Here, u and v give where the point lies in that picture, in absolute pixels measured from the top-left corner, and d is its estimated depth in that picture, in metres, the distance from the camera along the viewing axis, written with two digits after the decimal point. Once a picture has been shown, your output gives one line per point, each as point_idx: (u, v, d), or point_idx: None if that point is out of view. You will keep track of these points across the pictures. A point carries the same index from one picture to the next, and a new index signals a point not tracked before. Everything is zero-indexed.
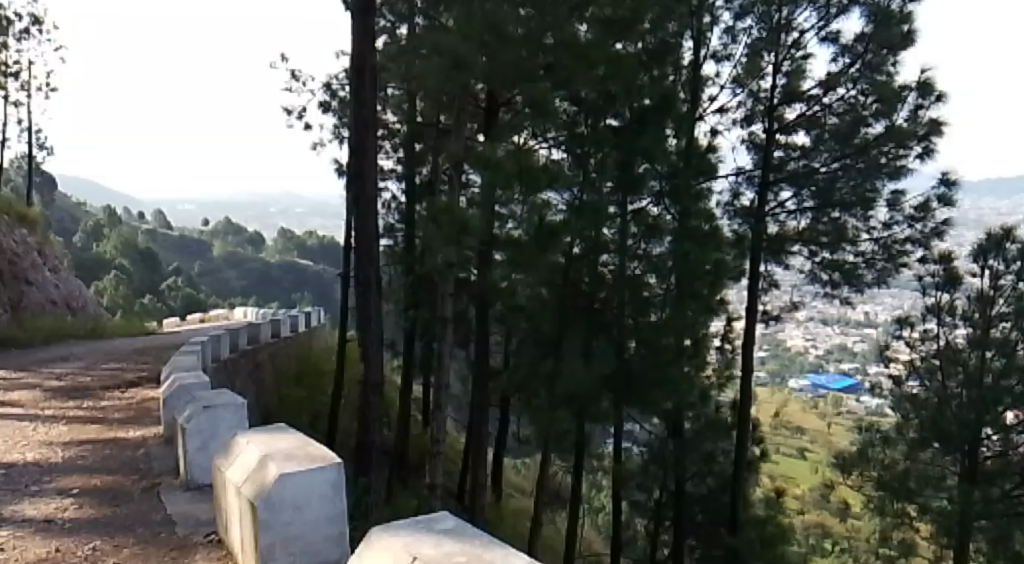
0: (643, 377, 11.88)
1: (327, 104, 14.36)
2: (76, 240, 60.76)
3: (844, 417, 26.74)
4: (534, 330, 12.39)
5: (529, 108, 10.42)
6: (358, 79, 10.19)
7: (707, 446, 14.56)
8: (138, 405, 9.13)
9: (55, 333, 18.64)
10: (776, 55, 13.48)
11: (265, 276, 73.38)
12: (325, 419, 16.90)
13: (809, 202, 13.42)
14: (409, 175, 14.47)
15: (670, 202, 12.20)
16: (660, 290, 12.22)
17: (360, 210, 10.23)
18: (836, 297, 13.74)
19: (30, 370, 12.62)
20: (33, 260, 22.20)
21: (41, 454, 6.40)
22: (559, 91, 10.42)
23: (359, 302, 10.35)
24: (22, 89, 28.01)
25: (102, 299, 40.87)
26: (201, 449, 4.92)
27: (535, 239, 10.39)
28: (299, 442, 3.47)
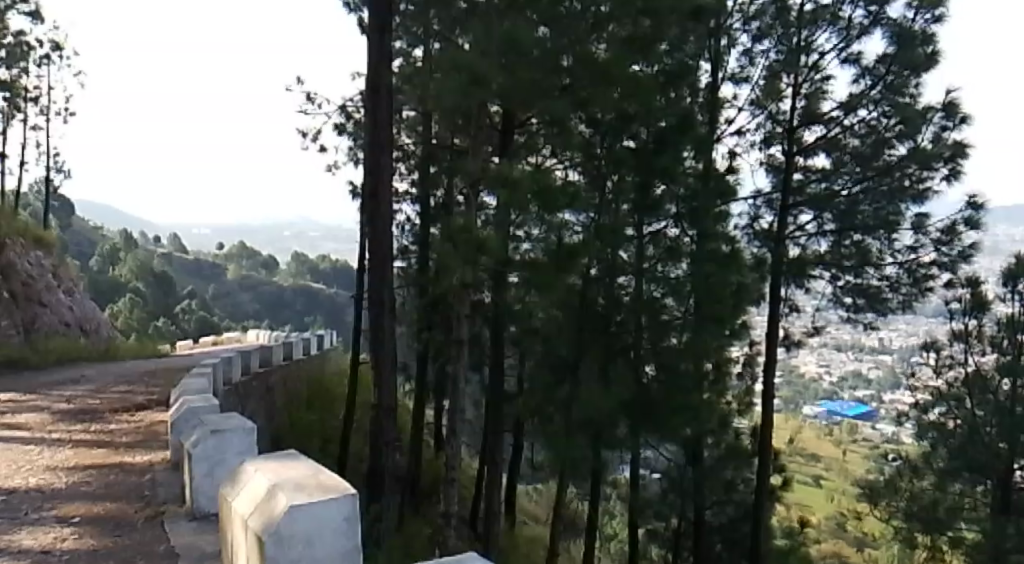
0: (663, 402, 11.70)
1: (342, 125, 14.33)
2: (92, 263, 61.37)
3: (861, 444, 26.21)
4: (549, 354, 12.19)
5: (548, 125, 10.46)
6: (374, 99, 10.11)
7: (729, 474, 14.19)
8: (146, 429, 8.93)
9: (67, 356, 18.58)
10: (795, 78, 13.31)
11: (278, 300, 73.74)
12: (336, 443, 16.69)
13: (830, 225, 13.22)
14: (423, 196, 14.35)
15: (689, 223, 12.04)
16: (679, 314, 12.05)
17: (375, 231, 10.10)
18: (860, 322, 13.51)
19: (40, 392, 12.48)
20: (47, 282, 22.25)
21: (44, 479, 6.21)
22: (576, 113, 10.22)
23: (373, 325, 10.18)
24: (41, 113, 28.45)
25: (116, 322, 41.00)
26: (208, 475, 4.71)
27: (553, 261, 9.96)
28: (311, 470, 3.26)
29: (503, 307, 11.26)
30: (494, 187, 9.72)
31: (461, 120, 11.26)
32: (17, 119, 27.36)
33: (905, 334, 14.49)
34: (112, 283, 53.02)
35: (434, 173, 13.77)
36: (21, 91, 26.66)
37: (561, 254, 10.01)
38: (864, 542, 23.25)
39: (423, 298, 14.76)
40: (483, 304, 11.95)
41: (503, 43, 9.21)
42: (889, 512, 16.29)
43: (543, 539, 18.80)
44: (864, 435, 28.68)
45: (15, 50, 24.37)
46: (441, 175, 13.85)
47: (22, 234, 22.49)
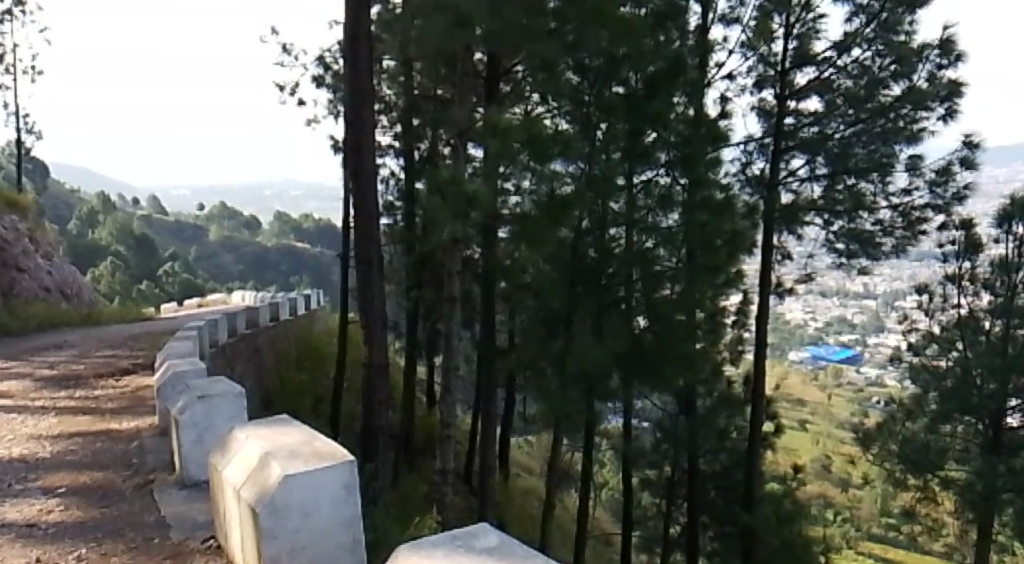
0: (659, 354, 11.65)
1: (320, 78, 13.86)
2: (71, 227, 60.44)
3: (846, 389, 26.53)
4: (542, 307, 12.02)
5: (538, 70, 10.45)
6: (353, 48, 9.68)
7: (722, 423, 14.23)
8: (132, 394, 8.71)
9: (49, 322, 18.23)
10: (787, 18, 12.98)
11: (263, 260, 73.15)
12: (327, 403, 16.57)
13: (823, 168, 13.01)
14: (407, 149, 13.98)
15: (679, 169, 11.53)
16: (671, 265, 12.00)
17: (359, 186, 9.77)
18: (854, 267, 13.40)
19: (22, 359, 12.20)
20: (24, 247, 21.75)
21: (28, 449, 5.99)
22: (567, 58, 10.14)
23: (361, 282, 9.95)
24: (9, 73, 27.61)
25: (99, 286, 40.60)
26: (197, 443, 4.50)
27: (545, 214, 9.59)
28: (304, 435, 3.08)
29: (494, 261, 11.03)
30: (481, 137, 9.42)
31: (444, 67, 10.87)
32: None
33: (901, 278, 14.67)
34: (93, 248, 52.31)
35: (417, 125, 13.36)
36: None
37: (553, 206, 9.58)
38: (851, 484, 23.63)
39: (411, 254, 14.51)
40: (475, 259, 11.97)
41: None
42: (881, 456, 16.42)
43: (538, 491, 18.92)
44: (849, 380, 28.99)
45: None
46: (424, 128, 13.45)
47: None
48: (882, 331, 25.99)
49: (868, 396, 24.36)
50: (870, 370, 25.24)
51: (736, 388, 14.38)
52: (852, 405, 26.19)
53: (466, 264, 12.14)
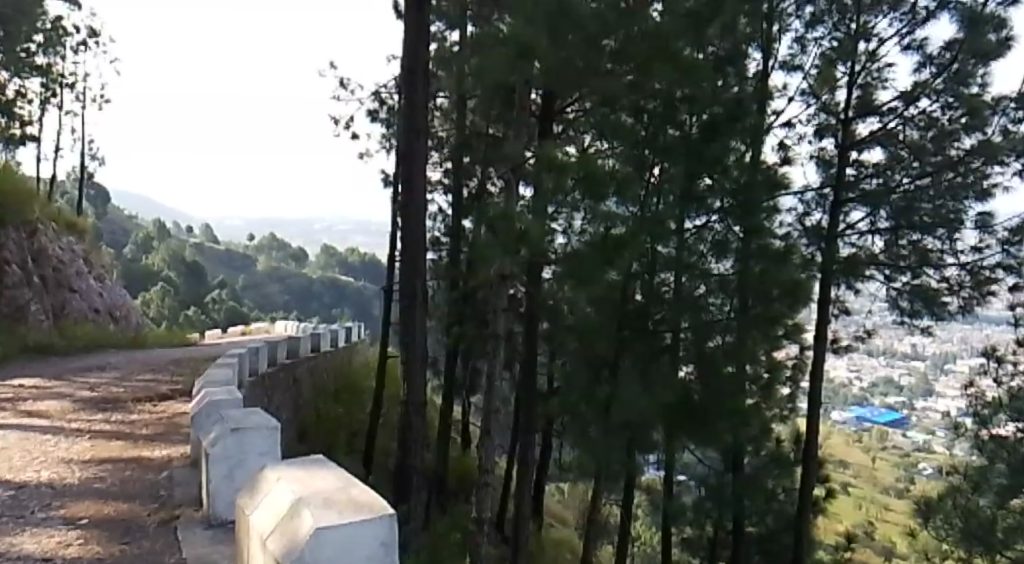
0: (710, 410, 11.11)
1: (375, 112, 13.91)
2: (127, 252, 62.04)
3: (890, 453, 25.61)
4: (586, 351, 11.36)
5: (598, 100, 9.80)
6: (409, 80, 9.59)
7: (771, 484, 13.63)
8: (168, 421, 8.55)
9: (96, 343, 18.38)
10: (852, 66, 12.65)
11: (307, 292, 74.11)
12: (363, 438, 16.35)
13: (885, 222, 12.53)
14: (456, 186, 13.87)
15: (735, 217, 11.34)
16: (721, 316, 11.63)
17: (407, 218, 9.57)
18: (917, 328, 12.81)
19: (65, 379, 12.20)
20: (78, 268, 22.13)
21: (56, 474, 5.82)
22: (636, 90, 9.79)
23: (403, 317, 9.73)
24: (76, 100, 28.55)
25: (147, 311, 41.45)
26: (226, 478, 4.26)
27: (600, 252, 9.28)
28: (339, 481, 2.80)
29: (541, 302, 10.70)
30: (534, 175, 9.20)
31: (499, 101, 10.77)
32: (54, 105, 27.51)
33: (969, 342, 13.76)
34: (145, 273, 53.60)
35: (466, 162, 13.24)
36: (58, 77, 26.80)
37: (606, 247, 9.30)
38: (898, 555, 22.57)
39: (455, 291, 14.31)
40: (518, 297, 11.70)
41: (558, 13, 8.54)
42: (942, 530, 15.58)
43: (572, 544, 18.35)
44: (893, 443, 27.99)
45: (52, 34, 24.43)
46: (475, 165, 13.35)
47: (54, 220, 22.41)
48: (931, 394, 25.11)
49: (915, 462, 23.42)
50: (919, 434, 24.32)
51: (786, 446, 13.83)
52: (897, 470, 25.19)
53: (510, 302, 11.76)
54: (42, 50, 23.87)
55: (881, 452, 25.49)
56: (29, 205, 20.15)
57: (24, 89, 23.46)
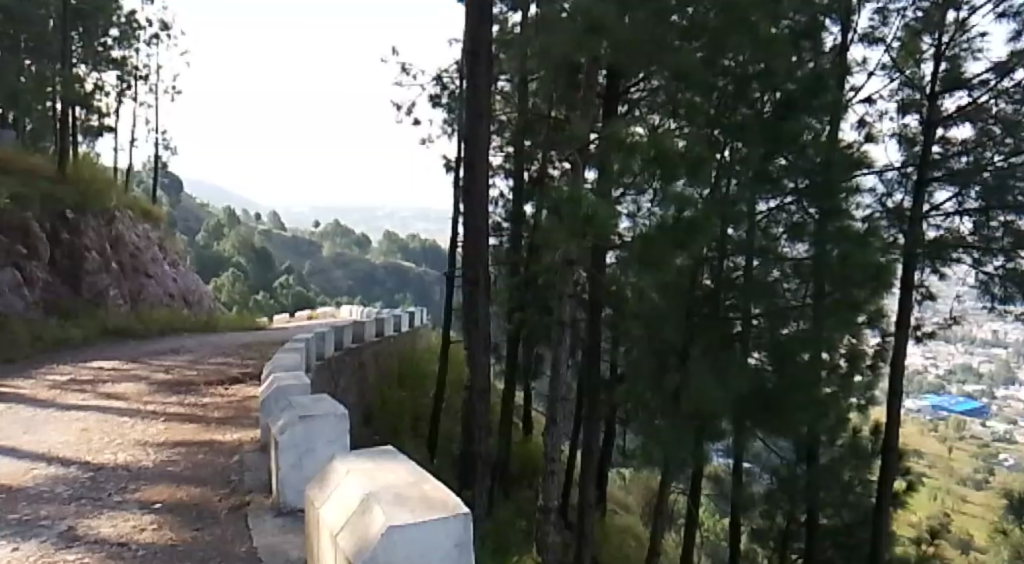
0: (783, 399, 10.73)
1: (437, 97, 13.80)
2: (199, 239, 63.98)
3: (968, 443, 24.66)
4: (653, 338, 11.07)
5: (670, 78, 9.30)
6: (472, 63, 9.39)
7: (846, 476, 13.17)
8: (238, 404, 8.65)
9: (170, 326, 18.91)
10: (938, 38, 12.07)
11: (371, 277, 75.24)
12: (427, 422, 16.42)
13: (973, 202, 12.10)
14: (518, 171, 13.69)
15: (811, 199, 10.90)
16: (797, 301, 11.26)
17: (471, 203, 9.43)
18: (1010, 315, 11.93)
19: (142, 362, 12.54)
20: (153, 254, 22.80)
21: (132, 456, 5.91)
22: (710, 63, 9.34)
23: (466, 303, 9.62)
24: (150, 91, 29.40)
25: (220, 296, 42.72)
26: (294, 466, 4.19)
27: (673, 234, 8.82)
28: (411, 476, 2.68)
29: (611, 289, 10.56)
30: (601, 155, 8.96)
31: (564, 82, 10.52)
32: (130, 97, 28.36)
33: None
34: (216, 259, 55.18)
35: (528, 147, 13.05)
36: (133, 70, 27.61)
37: (681, 227, 8.78)
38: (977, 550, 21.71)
39: (517, 276, 14.17)
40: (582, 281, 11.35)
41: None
42: None
43: (637, 531, 18.17)
44: (972, 432, 26.91)
45: (126, 28, 25.11)
46: (536, 149, 13.15)
47: (131, 208, 23.12)
48: (1012, 383, 24.06)
49: (995, 453, 22.51)
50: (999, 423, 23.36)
51: (861, 437, 13.31)
52: (977, 462, 24.17)
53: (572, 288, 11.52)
54: (118, 44, 24.59)
55: (959, 443, 24.51)
56: (107, 194, 20.83)
57: (102, 83, 24.21)
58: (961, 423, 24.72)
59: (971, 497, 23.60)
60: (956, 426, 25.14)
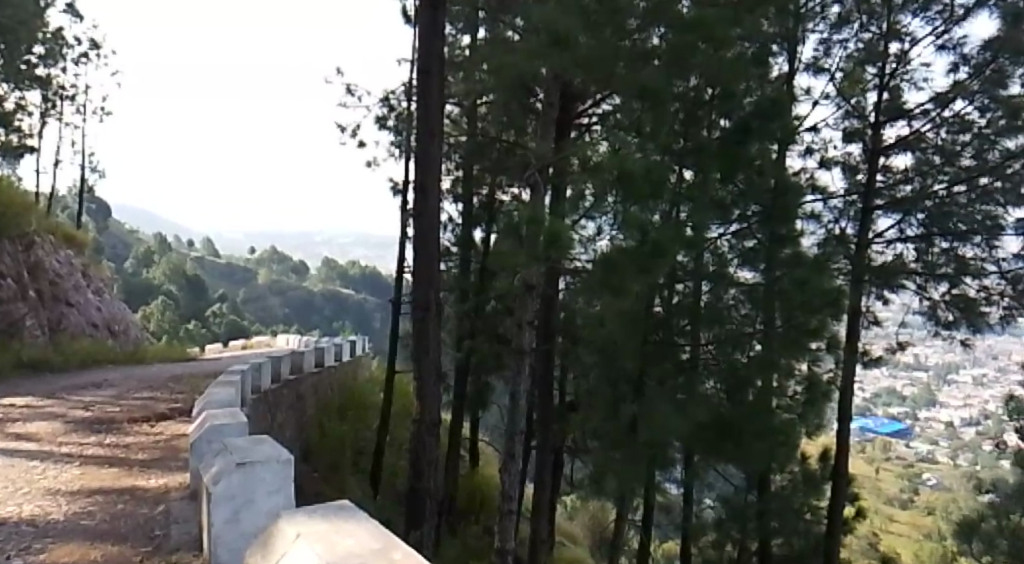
0: (743, 427, 10.42)
1: (383, 119, 13.37)
2: (127, 267, 61.66)
3: (893, 464, 25.12)
4: (608, 364, 11.05)
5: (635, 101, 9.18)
6: (424, 81, 8.99)
7: (799, 504, 13.05)
8: (166, 444, 7.95)
9: (94, 358, 17.78)
10: (881, 68, 12.29)
11: (308, 305, 73.64)
12: (370, 456, 15.73)
13: (914, 230, 12.28)
14: (466, 195, 13.35)
15: (757, 228, 11.09)
16: (747, 325, 11.12)
17: (420, 227, 9.00)
18: (955, 339, 12.16)
19: (59, 397, 11.61)
20: (76, 282, 21.53)
21: (40, 508, 5.24)
22: (671, 85, 9.14)
23: (416, 332, 9.15)
24: (78, 111, 28.14)
25: (149, 325, 41.06)
26: (232, 520, 3.66)
27: (636, 255, 8.31)
28: (375, 541, 2.22)
29: (574, 307, 10.60)
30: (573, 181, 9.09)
31: (517, 102, 10.28)
32: (53, 117, 26.98)
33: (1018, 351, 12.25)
34: (144, 286, 53.06)
35: (477, 172, 12.74)
36: (59, 89, 26.37)
37: (645, 250, 8.27)
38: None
39: (466, 304, 13.76)
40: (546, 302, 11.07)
41: (601, 6, 8.46)
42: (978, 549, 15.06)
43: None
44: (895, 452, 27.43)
45: (53, 45, 23.99)
46: (485, 174, 12.85)
47: (53, 233, 21.87)
48: (936, 405, 24.68)
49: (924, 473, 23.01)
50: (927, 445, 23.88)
51: (811, 465, 13.25)
52: (903, 481, 24.58)
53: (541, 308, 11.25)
54: (43, 60, 23.43)
55: (885, 463, 24.92)
56: (27, 218, 19.64)
57: (24, 102, 22.99)
58: (887, 444, 25.15)
59: (899, 516, 23.95)
60: (884, 446, 25.62)
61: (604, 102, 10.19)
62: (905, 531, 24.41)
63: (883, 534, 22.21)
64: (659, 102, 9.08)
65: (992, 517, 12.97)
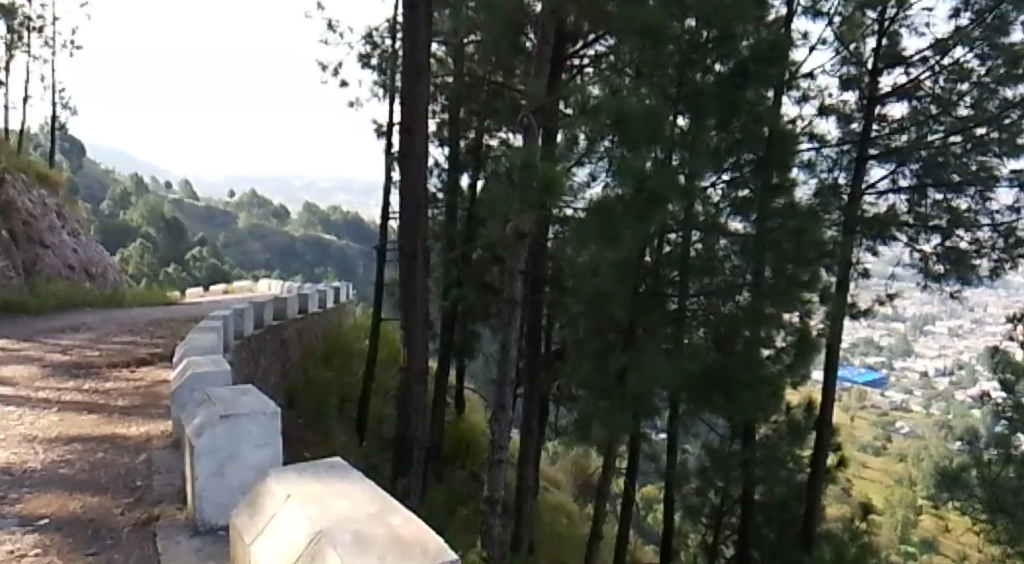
0: (736, 379, 10.48)
1: (367, 57, 12.90)
2: (104, 208, 60.48)
3: (867, 412, 25.51)
4: (597, 314, 10.69)
5: (631, 43, 8.84)
6: (411, 17, 8.60)
7: (782, 453, 13.16)
8: (148, 390, 7.75)
9: (71, 301, 17.41)
10: (879, 13, 11.98)
11: (289, 250, 72.96)
12: (355, 402, 15.64)
13: (907, 180, 12.16)
14: (453, 139, 13.02)
15: (750, 176, 11.07)
16: (736, 276, 11.01)
17: (408, 171, 8.71)
18: (944, 292, 12.12)
19: (35, 341, 11.32)
20: (50, 223, 20.98)
21: (17, 456, 5.04)
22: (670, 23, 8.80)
23: (404, 278, 8.93)
24: (46, 46, 27.06)
25: (126, 268, 40.45)
26: (212, 476, 3.46)
27: (635, 202, 8.21)
28: (371, 504, 2.05)
29: (562, 256, 10.35)
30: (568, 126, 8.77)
31: (507, 44, 9.88)
32: (21, 50, 25.95)
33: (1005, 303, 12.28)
34: (122, 229, 52.14)
35: (464, 115, 12.38)
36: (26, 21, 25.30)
37: (643, 196, 8.19)
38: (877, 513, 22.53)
39: (453, 250, 13.53)
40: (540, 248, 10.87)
41: None
42: None
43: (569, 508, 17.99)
44: (869, 401, 27.90)
45: None
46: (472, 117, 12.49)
47: (24, 172, 21.20)
48: (911, 355, 25.04)
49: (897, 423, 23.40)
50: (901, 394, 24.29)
51: (795, 414, 13.37)
52: (876, 430, 25.02)
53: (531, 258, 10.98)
54: None
55: (860, 412, 25.30)
56: None
57: None
58: (862, 394, 25.49)
59: (872, 464, 24.44)
60: (859, 396, 26.02)
61: (598, 44, 9.93)
62: (877, 478, 24.96)
63: (857, 482, 22.68)
64: (658, 43, 8.69)
65: (973, 466, 13.08)
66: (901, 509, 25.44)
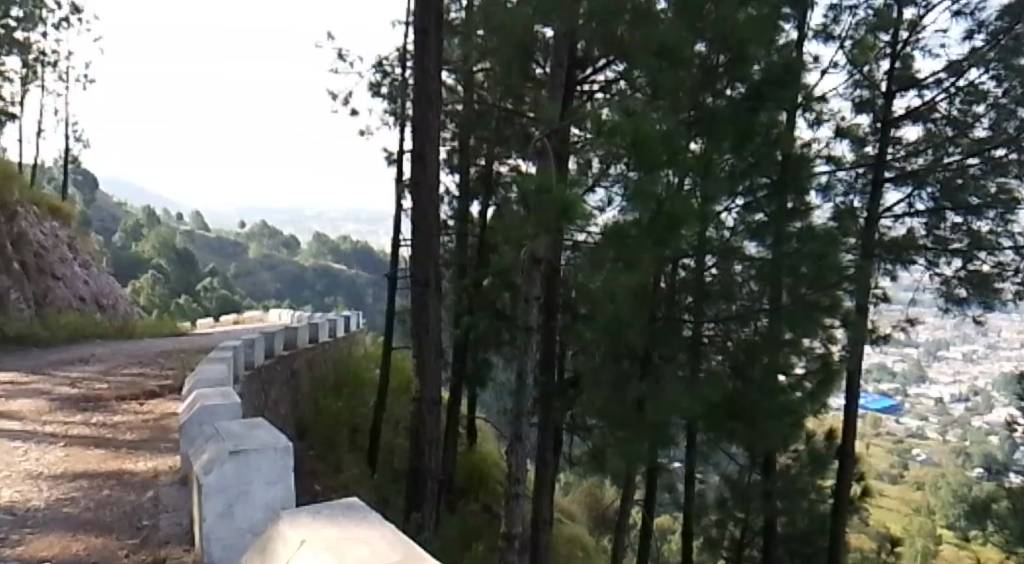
0: (760, 407, 10.39)
1: (377, 86, 12.90)
2: (117, 240, 60.84)
3: (883, 439, 25.08)
4: (612, 344, 10.23)
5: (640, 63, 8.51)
6: (422, 43, 8.52)
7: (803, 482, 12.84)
8: (157, 424, 7.61)
9: (81, 333, 17.35)
10: (891, 36, 11.89)
11: (299, 280, 73.07)
12: (366, 433, 15.44)
13: (925, 203, 12.04)
14: (463, 166, 12.95)
15: (765, 201, 11.01)
16: (754, 301, 10.77)
17: (419, 198, 8.60)
18: (967, 317, 11.90)
19: (45, 373, 11.22)
20: (61, 255, 21.02)
21: (21, 494, 4.89)
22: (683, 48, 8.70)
23: (416, 306, 8.80)
24: (60, 80, 27.36)
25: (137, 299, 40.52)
26: (224, 514, 3.31)
27: (651, 227, 8.08)
28: (392, 552, 1.88)
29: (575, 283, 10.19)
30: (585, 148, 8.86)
31: (517, 71, 9.82)
32: (35, 84, 26.21)
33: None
34: (133, 261, 52.37)
35: (475, 142, 12.32)
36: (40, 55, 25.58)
37: (661, 222, 8.03)
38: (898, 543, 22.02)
39: (464, 278, 13.40)
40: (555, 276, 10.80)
41: None
42: None
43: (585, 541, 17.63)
44: (886, 428, 27.42)
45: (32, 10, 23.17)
46: (482, 144, 12.42)
47: (37, 204, 21.29)
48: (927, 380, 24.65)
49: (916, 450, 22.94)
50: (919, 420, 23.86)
51: (816, 442, 13.09)
52: (892, 457, 24.57)
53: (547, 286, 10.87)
54: (22, 25, 22.64)
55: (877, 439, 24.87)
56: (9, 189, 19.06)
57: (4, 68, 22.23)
58: (877, 420, 25.08)
59: (892, 492, 23.95)
60: (875, 422, 25.58)
61: (609, 69, 9.83)
62: (895, 506, 24.45)
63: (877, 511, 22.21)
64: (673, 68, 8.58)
65: (1002, 497, 12.69)
66: (921, 538, 24.87)
